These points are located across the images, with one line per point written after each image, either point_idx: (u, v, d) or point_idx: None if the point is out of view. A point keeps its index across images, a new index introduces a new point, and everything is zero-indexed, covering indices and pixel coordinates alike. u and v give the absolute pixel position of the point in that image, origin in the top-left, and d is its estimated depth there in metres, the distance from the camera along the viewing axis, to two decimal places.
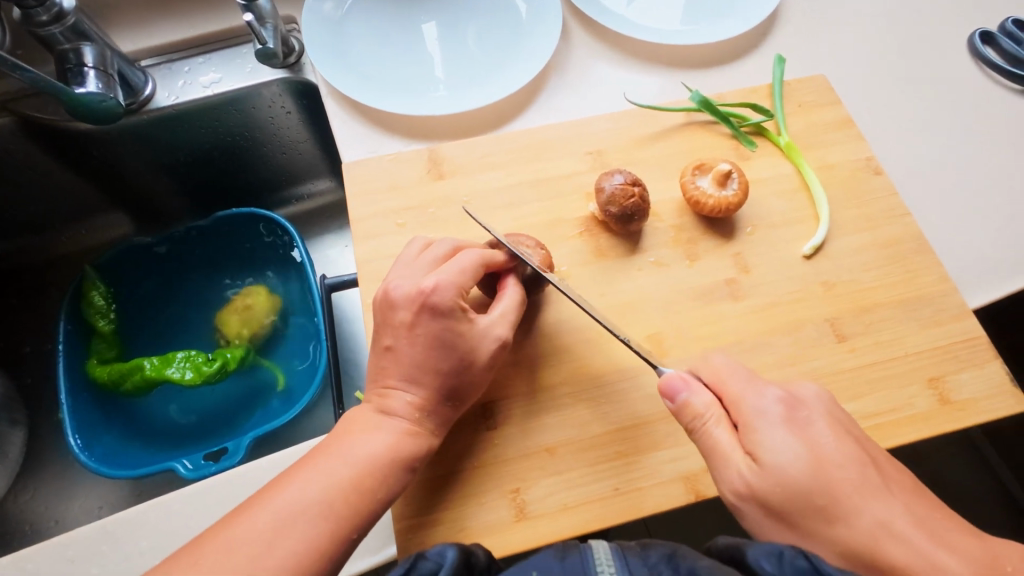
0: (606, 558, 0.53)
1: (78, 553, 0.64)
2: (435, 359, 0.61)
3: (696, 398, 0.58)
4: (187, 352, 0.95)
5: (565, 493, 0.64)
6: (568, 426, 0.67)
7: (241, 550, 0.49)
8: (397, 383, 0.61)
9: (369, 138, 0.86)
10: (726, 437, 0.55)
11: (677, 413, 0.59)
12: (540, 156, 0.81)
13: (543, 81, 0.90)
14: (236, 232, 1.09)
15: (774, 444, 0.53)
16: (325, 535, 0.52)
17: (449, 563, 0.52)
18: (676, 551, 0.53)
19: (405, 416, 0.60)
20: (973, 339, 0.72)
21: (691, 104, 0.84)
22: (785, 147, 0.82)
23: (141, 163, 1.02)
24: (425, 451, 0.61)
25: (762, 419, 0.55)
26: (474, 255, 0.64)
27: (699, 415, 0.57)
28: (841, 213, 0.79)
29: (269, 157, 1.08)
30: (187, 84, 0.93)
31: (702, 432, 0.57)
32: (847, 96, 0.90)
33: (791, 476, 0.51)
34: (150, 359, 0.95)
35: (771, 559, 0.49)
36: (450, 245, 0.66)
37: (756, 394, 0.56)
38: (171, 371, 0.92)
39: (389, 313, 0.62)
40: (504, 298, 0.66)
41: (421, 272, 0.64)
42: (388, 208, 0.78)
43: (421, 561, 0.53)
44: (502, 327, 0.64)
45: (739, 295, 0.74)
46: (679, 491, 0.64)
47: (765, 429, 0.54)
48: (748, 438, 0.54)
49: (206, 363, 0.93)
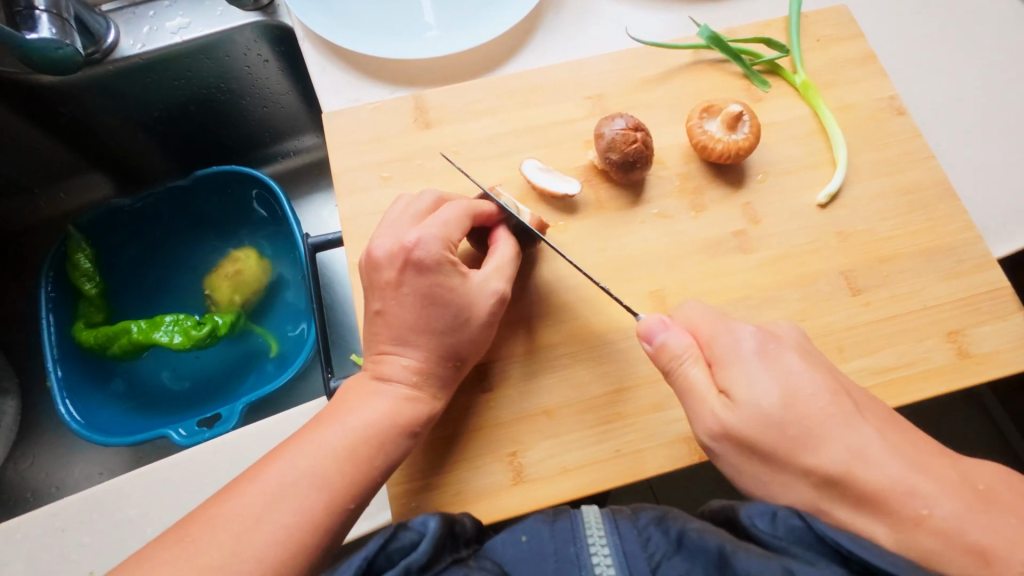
0: (595, 522, 0.52)
1: (70, 522, 0.63)
2: (427, 318, 0.57)
3: (672, 338, 0.55)
4: (175, 316, 0.92)
5: (563, 456, 0.61)
6: (568, 387, 0.64)
7: (230, 522, 0.46)
8: (393, 348, 0.58)
9: (350, 86, 0.80)
10: (701, 375, 0.53)
11: (654, 357, 0.57)
12: (535, 102, 0.75)
13: (537, 20, 0.82)
14: (221, 191, 1.04)
15: (750, 378, 0.50)
16: (319, 506, 0.49)
17: (431, 533, 0.51)
18: (666, 513, 0.52)
19: (404, 381, 0.57)
20: (997, 290, 0.68)
21: (700, 41, 0.77)
22: (801, 87, 0.76)
23: (114, 119, 0.96)
24: (426, 416, 0.58)
25: (739, 356, 0.52)
26: (459, 207, 0.60)
27: (674, 354, 0.55)
28: (860, 158, 0.74)
29: (250, 111, 1.02)
30: (153, 30, 0.86)
31: (677, 372, 0.54)
32: (870, 28, 0.82)
33: (769, 409, 0.48)
34: (137, 323, 0.92)
35: (766, 519, 0.47)
36: (433, 196, 0.62)
37: (731, 332, 0.54)
38: (159, 335, 0.90)
39: (375, 274, 0.59)
40: (497, 251, 0.63)
41: (404, 228, 0.60)
42: (372, 161, 0.73)
43: (402, 531, 0.51)
44: (497, 280, 0.61)
45: (748, 248, 0.70)
46: (682, 452, 0.62)
47: (738, 364, 0.51)
48: (721, 373, 0.52)
49: (195, 327, 0.90)
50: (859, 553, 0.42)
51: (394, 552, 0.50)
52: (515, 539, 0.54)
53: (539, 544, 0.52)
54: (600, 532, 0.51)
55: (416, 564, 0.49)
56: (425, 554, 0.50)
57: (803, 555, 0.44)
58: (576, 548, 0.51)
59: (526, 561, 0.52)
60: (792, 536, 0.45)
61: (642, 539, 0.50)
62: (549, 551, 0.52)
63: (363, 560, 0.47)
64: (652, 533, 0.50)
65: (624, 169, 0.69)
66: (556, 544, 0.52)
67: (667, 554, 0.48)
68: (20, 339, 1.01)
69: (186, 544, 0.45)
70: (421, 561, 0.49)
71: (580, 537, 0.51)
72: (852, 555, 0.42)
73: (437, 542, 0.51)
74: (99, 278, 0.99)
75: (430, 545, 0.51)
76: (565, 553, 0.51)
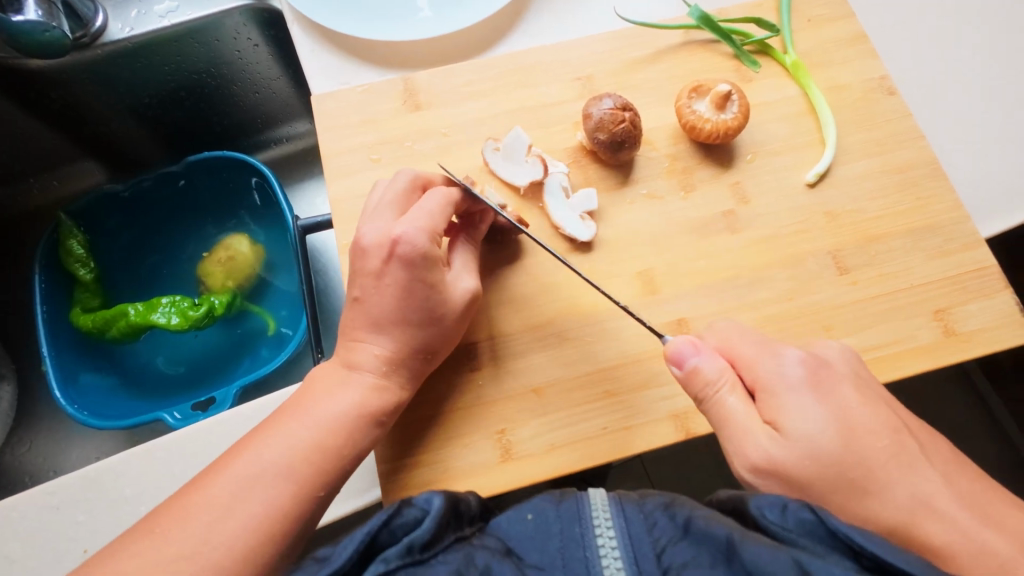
0: (601, 504, 0.52)
1: (68, 500, 0.64)
2: (404, 310, 0.58)
3: (705, 363, 0.54)
4: (172, 297, 0.92)
5: (551, 433, 0.62)
6: (556, 366, 0.64)
7: (208, 503, 0.48)
8: (366, 336, 0.58)
9: (340, 69, 0.80)
10: (740, 405, 0.52)
11: (685, 383, 0.55)
12: (524, 83, 0.75)
13: (527, 0, 0.82)
14: (214, 178, 1.04)
15: (800, 410, 0.50)
16: (296, 489, 0.51)
17: (435, 511, 0.51)
18: (673, 500, 0.52)
19: (373, 370, 0.58)
20: (984, 269, 0.68)
21: (690, 21, 0.76)
22: (792, 67, 0.75)
23: (105, 105, 0.95)
24: (393, 406, 0.58)
25: (785, 387, 0.51)
26: (442, 197, 0.60)
27: (708, 380, 0.53)
28: (848, 138, 0.74)
29: (241, 97, 1.02)
30: (141, 14, 0.85)
31: (713, 400, 0.53)
32: (862, 8, 0.82)
33: (822, 445, 0.48)
34: (134, 305, 0.92)
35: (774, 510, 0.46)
36: (408, 179, 0.62)
37: (776, 356, 0.53)
38: (156, 316, 0.90)
39: (359, 262, 0.59)
40: (464, 249, 0.64)
41: (390, 217, 0.60)
42: (361, 143, 0.73)
43: (406, 508, 0.50)
44: (467, 276, 0.62)
45: (736, 228, 0.70)
46: (669, 430, 0.62)
47: (787, 394, 0.51)
48: (769, 404, 0.51)
49: (192, 308, 0.91)
50: (871, 548, 0.41)
51: (398, 527, 0.49)
52: (520, 518, 0.53)
53: (545, 523, 0.52)
54: (607, 515, 0.50)
55: (420, 541, 0.49)
56: (429, 532, 0.49)
57: (811, 547, 0.43)
58: (581, 529, 0.50)
59: (530, 539, 0.52)
60: (801, 529, 0.44)
61: (648, 524, 0.50)
62: (552, 530, 0.51)
63: (367, 534, 0.47)
64: (658, 518, 0.50)
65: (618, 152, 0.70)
66: (560, 524, 0.51)
67: (673, 539, 0.48)
68: (15, 324, 1.02)
69: (164, 527, 0.47)
70: (424, 538, 0.49)
71: (586, 518, 0.51)
72: (861, 549, 0.41)
73: (441, 520, 0.50)
74: (94, 263, 0.99)
75: (434, 522, 0.50)
76: (570, 533, 0.50)
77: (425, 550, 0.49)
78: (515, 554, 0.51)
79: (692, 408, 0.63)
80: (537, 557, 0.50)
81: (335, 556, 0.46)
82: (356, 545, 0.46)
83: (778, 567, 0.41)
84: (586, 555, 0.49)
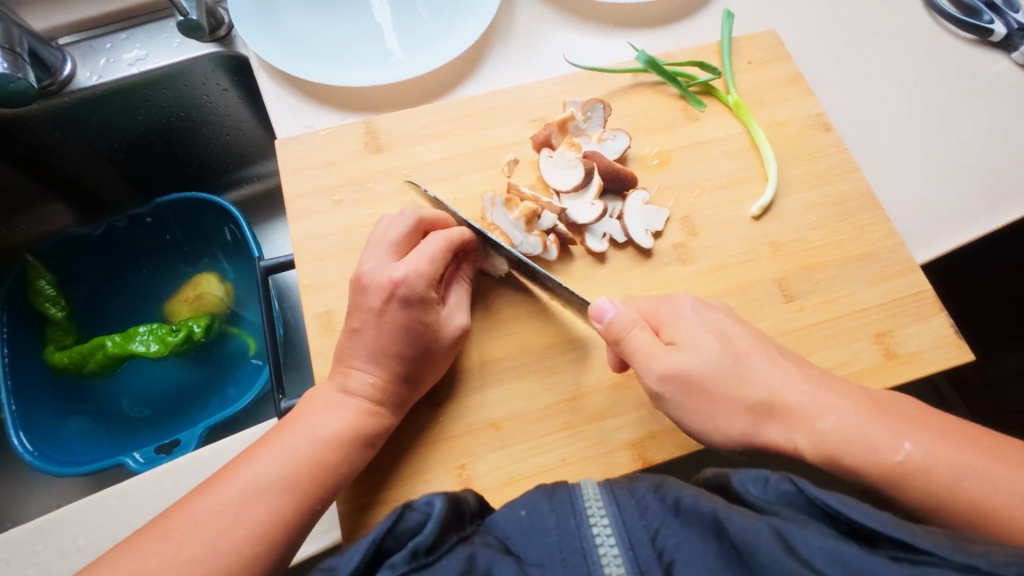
0: (594, 493, 0.48)
1: (14, 554, 0.63)
2: (398, 344, 0.59)
3: (620, 315, 0.59)
4: (149, 325, 0.94)
5: (510, 466, 0.63)
6: (514, 401, 0.65)
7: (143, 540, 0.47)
8: (361, 369, 0.59)
9: (305, 114, 0.82)
10: (641, 337, 0.59)
11: (603, 334, 0.60)
12: (482, 125, 0.78)
13: (486, 48, 0.86)
14: (183, 216, 1.05)
15: (699, 339, 0.58)
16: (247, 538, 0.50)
17: (438, 513, 0.46)
18: (663, 482, 0.49)
19: (366, 396, 0.59)
20: (920, 293, 0.72)
21: (639, 65, 0.81)
22: (733, 106, 0.80)
23: (75, 150, 0.97)
24: (385, 430, 0.59)
25: (683, 322, 0.60)
26: (440, 238, 0.62)
27: (622, 324, 0.59)
28: (788, 172, 0.78)
29: (211, 139, 1.04)
30: (110, 62, 0.89)
31: (625, 341, 0.59)
32: (795, 54, 0.88)
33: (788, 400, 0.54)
34: (111, 335, 0.94)
35: (758, 485, 0.46)
36: (413, 219, 0.63)
37: (671, 303, 0.62)
38: (135, 345, 0.92)
39: (359, 297, 0.60)
40: (461, 288, 0.67)
41: (390, 257, 0.61)
42: (324, 184, 0.75)
43: (408, 511, 0.46)
44: (460, 315, 0.65)
45: (687, 259, 0.73)
46: (625, 459, 0.64)
47: (687, 326, 0.60)
48: (668, 333, 0.60)
49: (171, 334, 0.93)
50: (846, 512, 0.40)
51: (403, 532, 0.45)
52: (514, 514, 0.48)
53: (539, 518, 0.47)
54: (600, 503, 0.47)
55: (424, 545, 0.43)
56: (432, 535, 0.44)
57: (792, 517, 0.42)
58: (575, 520, 0.46)
59: (527, 535, 0.46)
60: (781, 500, 0.43)
61: (639, 510, 0.47)
62: (549, 524, 0.46)
63: (371, 542, 0.43)
64: (650, 502, 0.47)
65: (601, 174, 0.74)
66: (556, 517, 0.46)
67: (665, 520, 0.45)
68: None
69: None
70: (428, 542, 0.44)
71: (580, 509, 0.47)
72: (839, 516, 0.40)
73: (444, 521, 0.46)
74: (65, 301, 0.99)
75: (438, 525, 0.45)
76: (565, 526, 0.46)
77: (430, 554, 0.43)
78: (515, 552, 0.45)
79: (648, 437, 0.64)
80: (537, 554, 0.45)
81: (340, 565, 0.42)
82: (361, 554, 0.43)
83: (760, 539, 0.39)
84: (584, 545, 0.44)
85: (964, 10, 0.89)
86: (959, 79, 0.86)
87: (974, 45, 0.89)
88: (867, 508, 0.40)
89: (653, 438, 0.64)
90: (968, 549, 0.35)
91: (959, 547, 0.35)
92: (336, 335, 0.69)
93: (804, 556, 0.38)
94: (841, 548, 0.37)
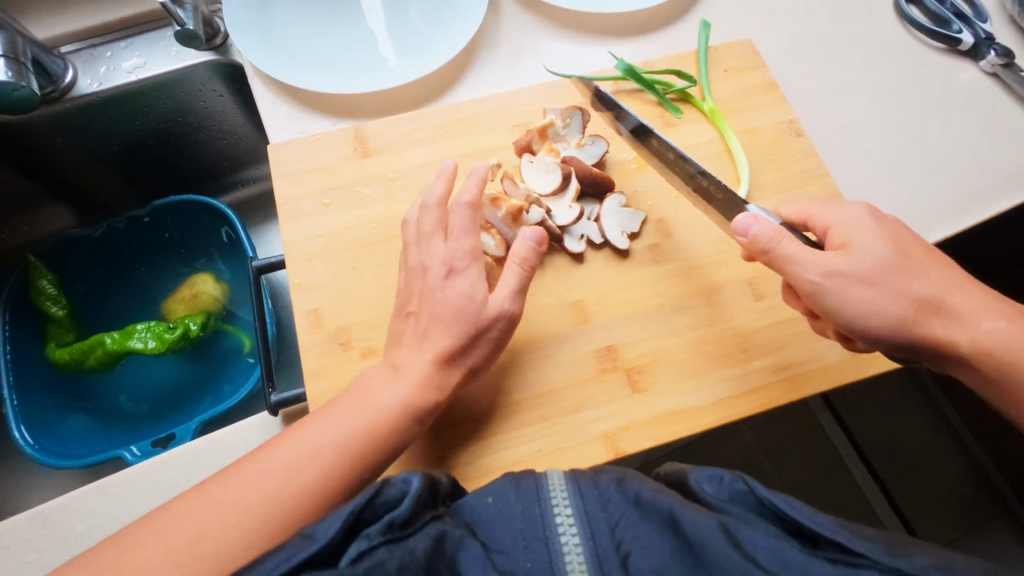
0: (559, 484, 0.51)
1: (15, 540, 0.66)
2: None
3: (764, 228, 0.61)
4: (147, 323, 0.97)
5: (488, 457, 0.66)
6: (491, 396, 0.69)
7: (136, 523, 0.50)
8: None
9: (297, 120, 0.86)
10: (801, 248, 0.61)
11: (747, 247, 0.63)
12: (467, 131, 0.82)
13: (472, 56, 0.90)
14: (180, 217, 1.09)
15: (865, 234, 0.61)
16: None
17: (415, 491, 0.47)
18: (625, 476, 0.52)
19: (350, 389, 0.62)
20: None
21: (618, 73, 0.84)
22: (709, 113, 0.83)
23: (76, 154, 1.00)
24: None
25: (848, 225, 0.62)
26: (475, 179, 0.68)
27: (767, 238, 0.61)
28: (761, 176, 0.81)
29: (208, 143, 1.07)
30: (110, 70, 0.92)
31: (775, 251, 0.61)
32: (769, 63, 0.92)
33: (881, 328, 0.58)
34: (110, 333, 0.97)
35: (712, 482, 0.48)
36: (451, 173, 0.69)
37: (841, 208, 0.64)
38: (133, 342, 0.95)
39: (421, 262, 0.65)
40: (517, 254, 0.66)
41: (440, 216, 0.66)
42: (315, 188, 0.78)
43: (387, 486, 0.46)
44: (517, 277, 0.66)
45: (662, 259, 0.76)
46: (598, 451, 0.67)
47: (850, 226, 0.62)
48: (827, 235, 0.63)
49: (168, 331, 0.96)
50: (792, 514, 0.43)
51: (381, 505, 0.45)
52: (482, 500, 0.51)
53: (506, 506, 0.50)
54: (564, 494, 0.50)
55: (402, 519, 0.44)
56: (409, 510, 0.45)
57: (741, 515, 0.45)
58: (541, 510, 0.49)
59: (494, 523, 0.49)
60: (733, 499, 0.46)
61: (602, 501, 0.49)
62: (515, 511, 0.49)
63: (352, 511, 0.43)
64: (612, 495, 0.50)
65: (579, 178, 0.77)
66: (522, 506, 0.49)
67: (625, 513, 0.48)
68: None
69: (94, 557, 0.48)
70: (405, 516, 0.45)
71: (545, 499, 0.49)
72: (787, 517, 0.43)
73: (419, 500, 0.47)
74: (65, 300, 1.02)
75: (414, 502, 0.46)
76: (531, 515, 0.49)
77: (405, 528, 0.45)
78: (482, 537, 0.48)
79: (620, 429, 0.67)
80: (502, 541, 0.48)
81: (319, 533, 0.41)
82: (342, 522, 0.42)
83: (712, 538, 0.42)
84: (546, 534, 0.47)
85: (934, 20, 0.93)
86: (928, 86, 0.89)
87: (944, 54, 0.92)
88: (810, 511, 0.43)
89: (625, 430, 0.67)
90: (897, 556, 0.39)
91: (887, 549, 0.40)
92: (324, 332, 0.72)
93: (750, 553, 0.41)
94: (784, 548, 0.41)
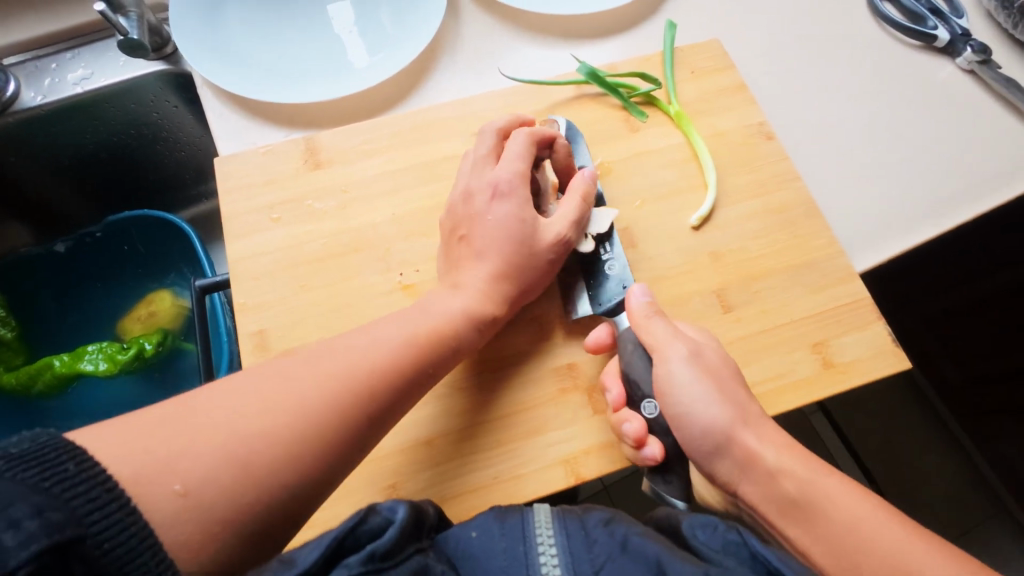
0: (545, 519, 0.54)
1: None
2: None
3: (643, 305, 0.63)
4: (100, 344, 0.95)
5: (442, 486, 0.63)
6: (446, 418, 0.65)
7: None
8: None
9: (248, 131, 0.82)
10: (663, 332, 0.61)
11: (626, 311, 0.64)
12: (423, 140, 0.78)
13: (430, 61, 0.86)
14: (137, 231, 1.04)
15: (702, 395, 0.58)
16: None
17: (400, 521, 0.49)
18: (614, 516, 0.55)
19: None
20: (858, 301, 0.72)
21: (580, 77, 0.81)
22: (675, 117, 0.80)
23: (25, 169, 0.96)
24: None
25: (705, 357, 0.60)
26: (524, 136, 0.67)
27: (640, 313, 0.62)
28: (730, 181, 0.78)
29: (166, 156, 1.03)
30: (55, 82, 0.89)
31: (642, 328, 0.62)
32: (739, 64, 0.89)
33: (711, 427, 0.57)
34: (60, 355, 0.95)
35: (704, 529, 0.52)
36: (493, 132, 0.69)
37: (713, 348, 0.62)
38: (84, 364, 0.93)
39: (461, 208, 0.66)
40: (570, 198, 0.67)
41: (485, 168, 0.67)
42: (263, 202, 0.75)
43: (372, 515, 0.49)
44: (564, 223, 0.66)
45: None
46: (558, 475, 0.63)
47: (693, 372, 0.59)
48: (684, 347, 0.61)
49: (120, 352, 0.94)
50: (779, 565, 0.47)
51: (364, 533, 0.48)
52: (467, 534, 0.54)
53: (491, 540, 0.53)
54: (550, 531, 0.53)
55: (381, 550, 0.47)
56: (390, 541, 0.48)
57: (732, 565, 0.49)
58: (525, 547, 0.52)
59: (479, 558, 0.52)
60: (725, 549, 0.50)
61: (588, 541, 0.53)
62: (499, 547, 0.52)
63: (334, 538, 0.47)
64: (598, 534, 0.53)
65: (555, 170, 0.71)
66: (506, 541, 0.53)
67: (611, 556, 0.51)
68: None
69: None
70: (386, 547, 0.47)
71: (530, 536, 0.53)
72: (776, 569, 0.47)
73: (404, 530, 0.49)
74: (15, 322, 1.00)
75: (398, 532, 0.48)
76: (514, 551, 0.52)
77: (386, 560, 0.47)
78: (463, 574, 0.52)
79: (581, 452, 0.64)
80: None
81: (298, 558, 0.46)
82: (323, 547, 0.46)
83: None
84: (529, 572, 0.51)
85: (908, 16, 0.90)
86: (902, 84, 0.86)
87: (920, 51, 0.89)
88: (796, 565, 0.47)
89: (586, 453, 0.64)
90: None
91: None
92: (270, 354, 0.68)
93: None
94: None
